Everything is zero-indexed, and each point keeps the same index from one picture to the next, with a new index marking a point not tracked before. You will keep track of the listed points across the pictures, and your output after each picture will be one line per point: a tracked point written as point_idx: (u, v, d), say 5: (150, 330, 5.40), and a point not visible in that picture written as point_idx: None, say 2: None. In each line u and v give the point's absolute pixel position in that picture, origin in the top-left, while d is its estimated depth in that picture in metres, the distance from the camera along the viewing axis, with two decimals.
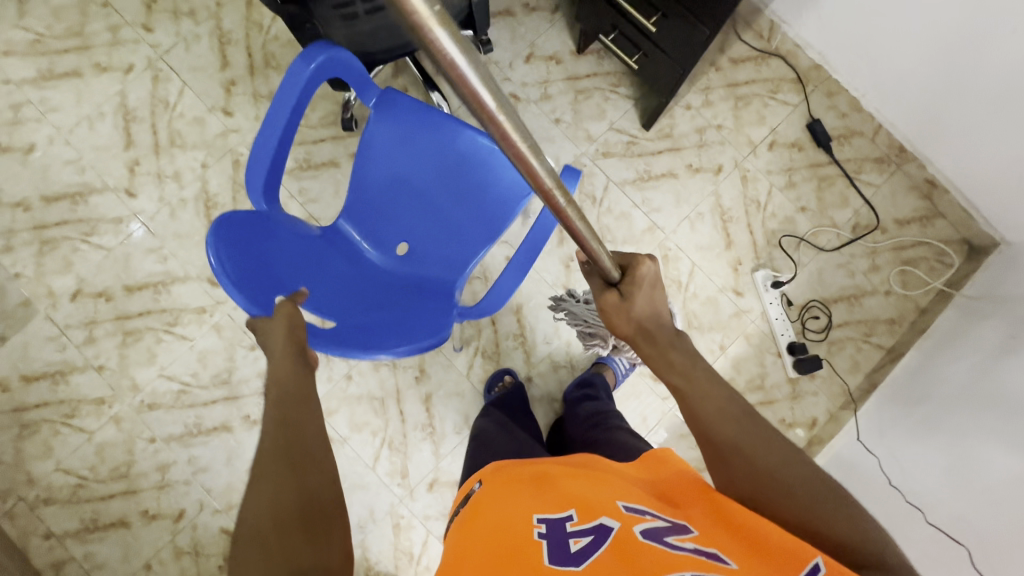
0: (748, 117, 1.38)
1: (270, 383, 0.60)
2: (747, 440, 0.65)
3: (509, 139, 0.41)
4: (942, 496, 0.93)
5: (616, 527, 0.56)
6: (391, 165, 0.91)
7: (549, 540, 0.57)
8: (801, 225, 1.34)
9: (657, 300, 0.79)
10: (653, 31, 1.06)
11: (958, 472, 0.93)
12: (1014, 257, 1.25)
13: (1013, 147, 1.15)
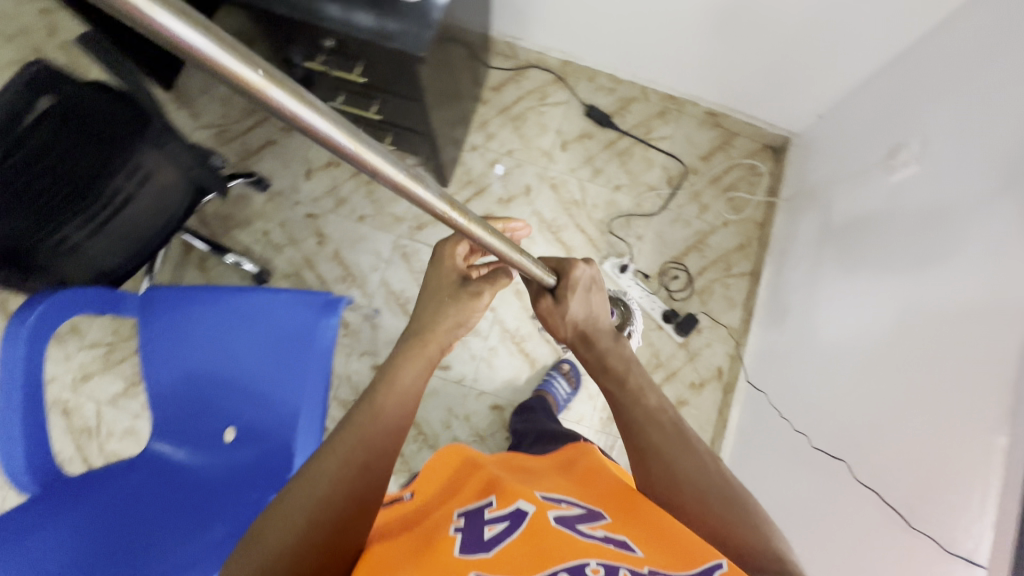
0: (532, 131, 1.42)
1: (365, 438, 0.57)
2: (670, 452, 0.66)
3: (382, 176, 0.37)
4: (808, 405, 0.92)
5: (531, 513, 0.55)
6: (178, 362, 0.87)
7: (465, 530, 0.54)
8: (623, 202, 1.38)
9: (593, 302, 0.79)
10: (381, 116, 1.06)
11: (814, 376, 0.95)
12: (804, 146, 1.33)
13: (748, 61, 1.23)
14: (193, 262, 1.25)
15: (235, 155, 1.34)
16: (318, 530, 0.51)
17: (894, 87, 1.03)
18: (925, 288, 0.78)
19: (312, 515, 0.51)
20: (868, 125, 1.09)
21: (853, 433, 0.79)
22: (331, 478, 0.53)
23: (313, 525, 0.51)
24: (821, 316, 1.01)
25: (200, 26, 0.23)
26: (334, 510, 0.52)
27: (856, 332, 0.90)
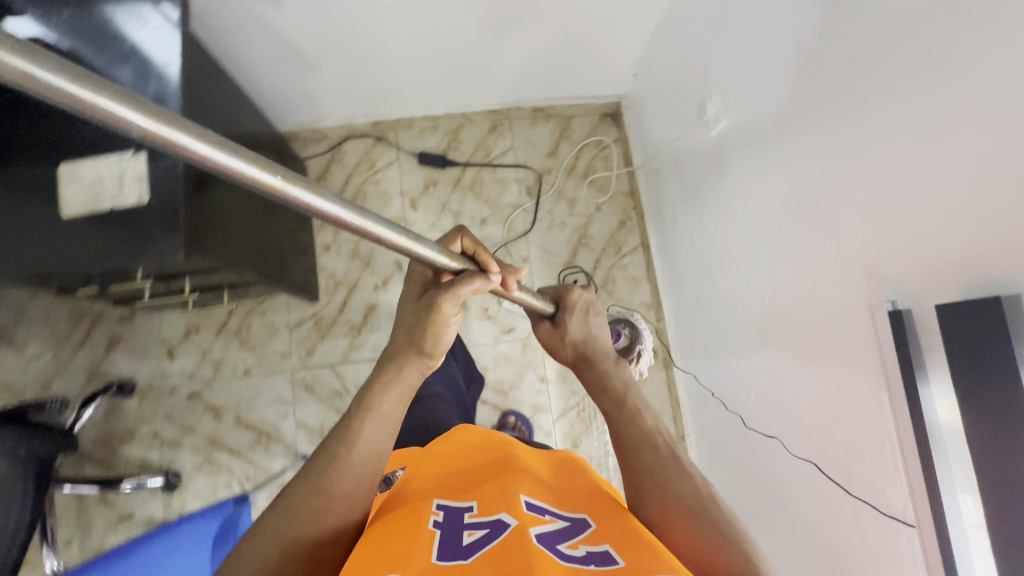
0: (377, 202, 1.34)
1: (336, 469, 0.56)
2: (662, 468, 0.58)
3: (322, 212, 0.39)
4: (730, 383, 0.93)
5: (513, 522, 0.49)
6: None
7: (444, 530, 0.51)
8: (494, 232, 1.34)
9: (594, 326, 0.76)
10: (198, 288, 0.97)
11: (726, 351, 0.95)
12: (636, 106, 1.31)
13: (543, 55, 1.18)
14: (92, 503, 1.13)
15: (85, 367, 1.17)
16: (296, 560, 0.51)
17: (679, 34, 1.02)
18: (774, 245, 0.79)
19: (286, 548, 0.50)
20: (676, 76, 1.07)
21: (774, 407, 0.80)
22: (309, 513, 0.52)
23: (288, 558, 0.50)
24: (711, 280, 1.01)
25: (125, 101, 0.27)
26: (307, 542, 0.51)
27: (741, 297, 0.90)
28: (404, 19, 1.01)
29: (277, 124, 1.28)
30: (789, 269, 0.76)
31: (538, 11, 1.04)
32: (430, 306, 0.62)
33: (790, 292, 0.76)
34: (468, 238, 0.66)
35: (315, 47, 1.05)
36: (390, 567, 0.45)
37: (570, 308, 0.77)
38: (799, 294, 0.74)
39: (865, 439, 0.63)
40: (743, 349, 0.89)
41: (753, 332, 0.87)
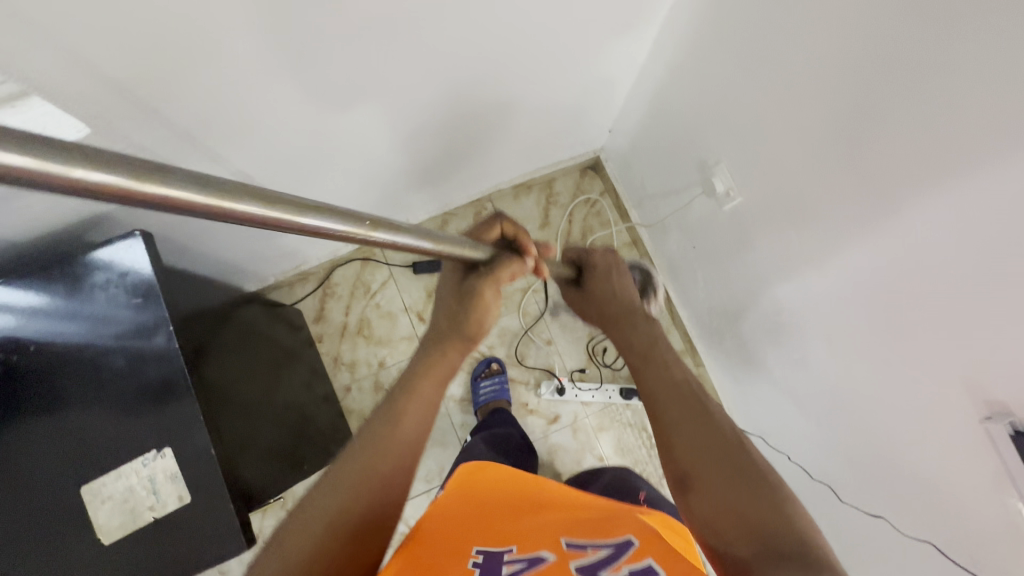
0: (384, 326, 1.28)
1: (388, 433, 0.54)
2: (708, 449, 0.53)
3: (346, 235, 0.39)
4: (811, 450, 0.91)
5: (550, 559, 0.44)
6: None
7: (484, 569, 0.45)
8: (510, 322, 1.28)
9: (624, 278, 0.78)
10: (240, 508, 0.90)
11: (797, 417, 0.93)
12: (619, 159, 1.26)
13: (519, 141, 1.12)
14: None
15: None
16: (339, 538, 0.47)
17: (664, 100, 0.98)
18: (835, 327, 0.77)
19: (332, 522, 0.47)
20: (664, 140, 1.02)
21: (872, 482, 0.78)
22: (370, 480, 0.51)
23: (333, 537, 0.46)
24: (758, 341, 0.98)
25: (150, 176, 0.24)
26: (358, 515, 0.49)
27: (802, 368, 0.88)
28: (378, 159, 0.94)
29: (262, 279, 1.20)
30: (857, 351, 0.74)
31: (512, 110, 0.99)
32: (472, 296, 0.61)
33: (867, 375, 0.74)
34: (508, 223, 0.66)
35: None
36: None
37: (593, 268, 0.79)
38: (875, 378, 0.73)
39: (998, 534, 0.62)
40: (819, 417, 0.86)
41: (824, 403, 0.85)
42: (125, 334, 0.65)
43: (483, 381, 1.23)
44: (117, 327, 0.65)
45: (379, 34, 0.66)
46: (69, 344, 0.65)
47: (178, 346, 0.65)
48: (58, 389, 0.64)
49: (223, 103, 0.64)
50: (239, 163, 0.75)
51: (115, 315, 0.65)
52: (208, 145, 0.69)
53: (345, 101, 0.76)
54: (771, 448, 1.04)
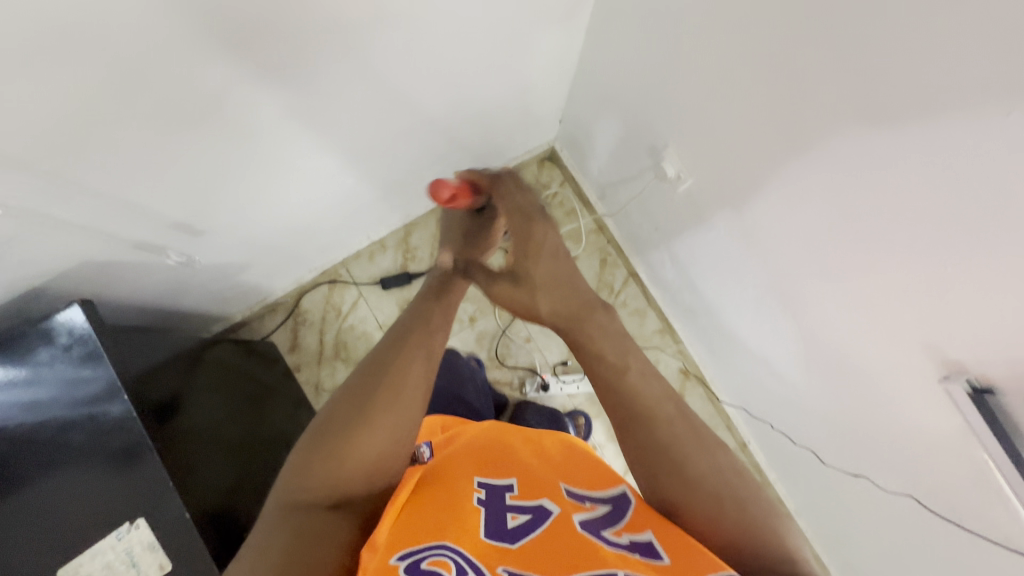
0: (361, 346, 1.26)
1: (423, 341, 0.58)
2: (693, 464, 0.51)
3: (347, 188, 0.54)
4: (796, 419, 0.92)
5: (555, 511, 0.47)
6: None
7: (488, 508, 0.48)
8: (487, 325, 1.27)
9: None
10: None
11: (776, 387, 0.94)
12: (573, 148, 1.25)
13: (469, 146, 1.10)
14: None
15: None
16: (377, 431, 0.52)
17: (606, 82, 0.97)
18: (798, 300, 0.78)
19: (371, 418, 0.52)
20: (611, 129, 1.01)
21: (858, 445, 0.80)
22: (404, 385, 0.55)
23: (371, 429, 0.51)
24: (729, 316, 0.99)
25: None
26: (400, 423, 0.53)
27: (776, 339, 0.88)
28: (326, 182, 0.93)
29: (228, 317, 1.18)
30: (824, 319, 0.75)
31: (454, 118, 0.97)
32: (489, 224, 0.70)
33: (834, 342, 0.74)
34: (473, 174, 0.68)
35: (249, 252, 0.95)
36: (443, 536, 0.45)
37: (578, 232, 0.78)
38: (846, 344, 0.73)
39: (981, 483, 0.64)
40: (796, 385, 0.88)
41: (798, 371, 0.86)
42: (81, 403, 0.63)
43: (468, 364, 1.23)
44: (70, 399, 0.63)
45: (298, 67, 0.64)
46: (23, 427, 0.63)
47: (134, 409, 0.63)
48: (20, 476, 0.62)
49: (144, 166, 0.62)
50: (176, 217, 0.72)
51: (67, 388, 0.63)
52: (135, 207, 0.66)
53: (277, 137, 0.74)
54: (757, 420, 1.06)
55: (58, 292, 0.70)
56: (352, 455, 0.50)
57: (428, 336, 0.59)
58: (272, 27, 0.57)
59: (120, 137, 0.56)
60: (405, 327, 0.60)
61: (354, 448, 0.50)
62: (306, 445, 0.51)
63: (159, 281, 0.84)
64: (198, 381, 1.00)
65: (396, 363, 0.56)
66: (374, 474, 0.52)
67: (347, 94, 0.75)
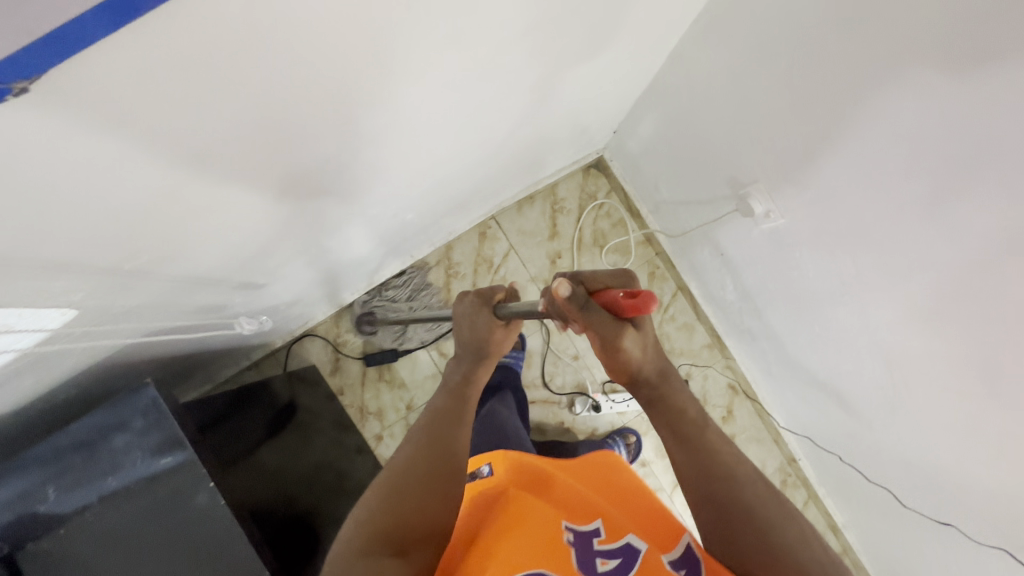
0: (405, 368, 1.23)
1: (445, 411, 0.63)
2: (778, 539, 0.47)
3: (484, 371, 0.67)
4: (875, 453, 0.93)
5: (642, 553, 0.53)
6: None
7: (578, 549, 0.54)
8: (535, 343, 1.24)
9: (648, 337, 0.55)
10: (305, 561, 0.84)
11: (850, 423, 0.95)
12: (623, 159, 1.21)
13: (522, 162, 1.04)
14: None
15: None
16: (413, 478, 0.55)
17: (682, 106, 0.93)
18: (894, 342, 0.78)
19: (410, 467, 0.56)
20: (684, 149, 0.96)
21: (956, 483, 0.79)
22: (440, 438, 0.59)
23: (412, 468, 0.56)
24: (801, 343, 0.97)
25: None
26: (443, 471, 0.57)
27: (858, 378, 0.88)
28: (386, 216, 0.88)
29: (268, 344, 1.14)
30: (925, 360, 0.75)
31: (516, 140, 0.92)
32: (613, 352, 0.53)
33: (934, 385, 0.76)
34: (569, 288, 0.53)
35: (304, 289, 0.91)
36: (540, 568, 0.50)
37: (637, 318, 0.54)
38: (946, 390, 0.75)
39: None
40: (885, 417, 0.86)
41: (881, 410, 0.87)
42: (144, 475, 0.59)
43: None
44: (139, 475, 0.59)
45: (393, 117, 0.60)
46: (99, 514, 0.59)
47: (198, 479, 0.60)
48: (80, 556, 0.59)
49: (222, 238, 0.57)
50: (242, 278, 0.68)
51: (133, 463, 0.59)
52: (207, 275, 0.60)
53: (351, 187, 0.70)
54: (820, 448, 1.07)
55: (119, 363, 0.64)
56: (400, 517, 0.52)
57: (455, 410, 0.63)
58: (388, 81, 0.52)
59: (210, 216, 0.51)
60: (449, 404, 0.64)
61: (393, 496, 0.53)
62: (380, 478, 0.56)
63: (224, 337, 0.81)
64: (240, 410, 0.96)
65: (424, 435, 0.60)
66: (428, 527, 0.54)
67: (426, 136, 0.70)
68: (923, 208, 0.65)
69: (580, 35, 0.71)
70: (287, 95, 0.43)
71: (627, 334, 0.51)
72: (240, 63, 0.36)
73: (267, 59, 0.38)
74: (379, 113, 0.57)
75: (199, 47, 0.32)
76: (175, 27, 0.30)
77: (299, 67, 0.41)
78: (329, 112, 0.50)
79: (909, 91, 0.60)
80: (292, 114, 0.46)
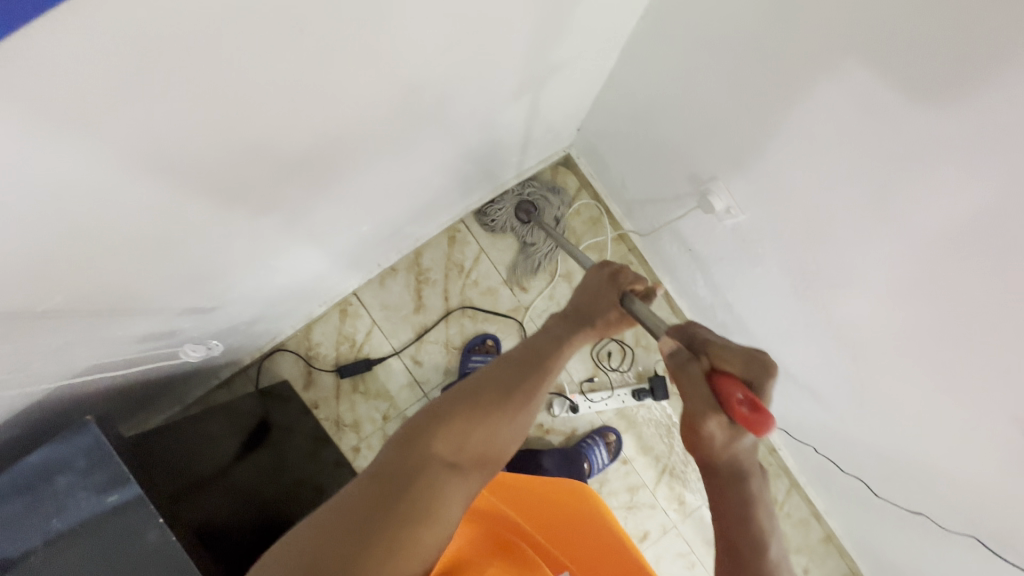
0: (380, 376, 1.21)
1: (539, 346, 0.65)
2: None
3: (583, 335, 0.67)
4: (848, 445, 0.93)
5: None
6: None
7: None
8: (510, 346, 1.24)
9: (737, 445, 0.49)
10: None
11: (821, 416, 0.95)
12: (589, 156, 1.20)
13: (482, 166, 1.03)
14: None
15: None
16: (487, 396, 0.60)
17: (640, 103, 0.92)
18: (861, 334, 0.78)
19: (489, 385, 0.61)
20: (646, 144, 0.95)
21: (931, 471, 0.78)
22: (525, 364, 0.63)
23: (486, 387, 0.60)
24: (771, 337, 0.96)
25: None
26: (515, 399, 0.60)
27: (827, 370, 0.87)
28: (342, 230, 0.86)
29: (237, 362, 1.12)
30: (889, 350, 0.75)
31: (471, 144, 0.90)
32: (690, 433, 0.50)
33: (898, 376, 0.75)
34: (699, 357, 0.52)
35: (264, 307, 0.89)
36: None
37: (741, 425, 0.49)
38: (913, 379, 0.74)
39: None
40: (858, 406, 0.86)
41: (852, 401, 0.87)
42: (96, 513, 0.57)
43: (477, 356, 1.21)
44: (90, 514, 0.57)
45: (328, 136, 0.58)
46: (46, 557, 0.57)
47: (151, 513, 0.58)
48: None
49: (152, 269, 0.55)
50: (186, 304, 0.65)
51: (83, 501, 0.57)
52: (143, 306, 0.58)
53: (296, 207, 0.68)
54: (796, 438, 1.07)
55: (64, 401, 0.62)
56: (461, 431, 0.57)
57: (558, 345, 0.65)
58: (311, 103, 0.50)
59: (132, 249, 0.49)
60: (546, 342, 0.65)
61: (461, 407, 0.59)
62: (458, 395, 0.60)
63: (171, 368, 0.79)
64: (206, 432, 0.94)
65: (512, 361, 0.63)
66: (478, 452, 0.59)
67: (370, 150, 0.68)
68: (878, 203, 0.64)
69: (522, 40, 0.68)
70: (190, 127, 0.41)
71: (711, 418, 0.47)
72: (118, 101, 0.34)
73: (155, 93, 0.35)
74: (307, 135, 0.55)
75: (63, 87, 0.30)
76: (26, 75, 0.28)
77: (196, 101, 0.39)
78: (254, 135, 0.48)
79: (857, 86, 0.59)
80: (203, 143, 0.44)
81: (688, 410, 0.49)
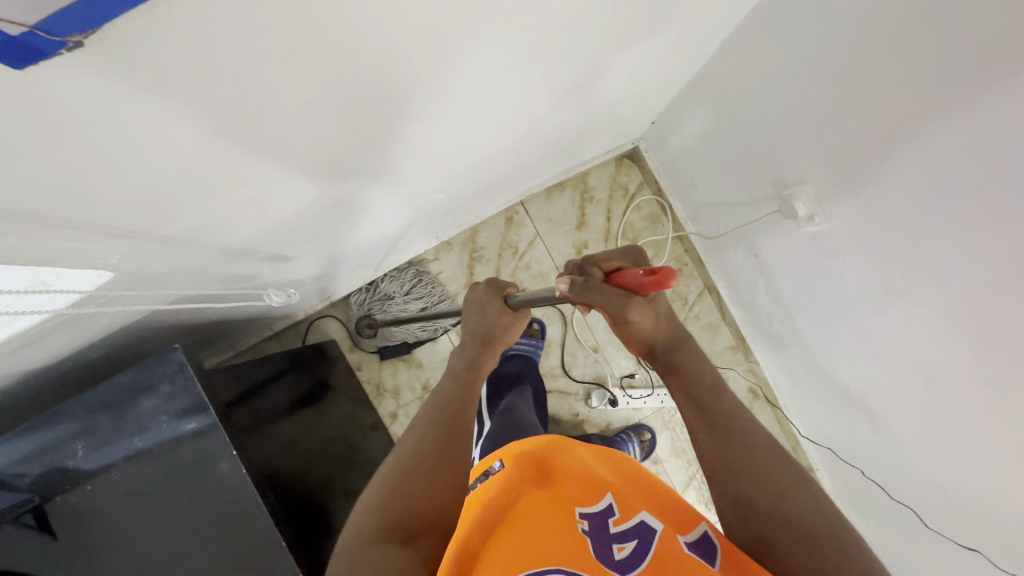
0: (424, 347, 1.23)
1: (446, 398, 0.59)
2: None
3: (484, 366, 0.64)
4: (901, 473, 0.90)
5: (658, 533, 0.51)
6: None
7: (594, 538, 0.53)
8: (555, 332, 1.23)
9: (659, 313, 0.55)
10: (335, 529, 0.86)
11: (876, 438, 0.93)
12: (659, 152, 1.18)
13: (555, 149, 1.02)
14: None
15: None
16: (421, 464, 0.53)
17: (730, 101, 0.90)
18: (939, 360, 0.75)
19: (414, 454, 0.54)
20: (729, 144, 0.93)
21: (992, 510, 0.76)
22: (446, 416, 0.57)
23: (415, 456, 0.53)
24: (833, 353, 0.94)
25: None
26: (451, 455, 0.54)
27: (891, 393, 0.85)
28: (420, 195, 0.87)
29: (290, 316, 1.15)
30: (960, 381, 0.72)
31: (552, 125, 0.89)
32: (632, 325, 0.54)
33: (965, 411, 0.73)
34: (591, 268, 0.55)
35: (332, 264, 0.91)
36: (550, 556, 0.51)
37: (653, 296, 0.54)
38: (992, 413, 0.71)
39: None
40: (918, 433, 0.84)
41: (912, 428, 0.84)
42: (175, 439, 0.60)
43: None
44: (168, 440, 0.60)
45: (435, 101, 0.58)
46: (126, 473, 0.60)
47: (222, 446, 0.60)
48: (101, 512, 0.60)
49: (256, 211, 0.56)
50: (272, 250, 0.67)
51: (162, 425, 0.60)
52: (238, 246, 0.60)
53: (386, 169, 0.69)
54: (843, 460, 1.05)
55: (151, 328, 0.64)
56: (406, 503, 0.50)
57: (465, 397, 0.60)
58: (434, 66, 0.50)
59: (247, 188, 0.50)
60: (454, 393, 0.60)
61: (402, 485, 0.51)
62: (389, 476, 0.52)
63: (243, 311, 0.81)
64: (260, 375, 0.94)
65: (428, 424, 0.57)
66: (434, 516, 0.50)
67: (466, 119, 0.68)
68: None
69: (630, 24, 0.67)
70: (327, 76, 0.41)
71: (637, 302, 0.51)
72: (287, 44, 0.34)
73: (316, 40, 0.36)
74: (419, 96, 0.55)
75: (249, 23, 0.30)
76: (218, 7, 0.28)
77: (345, 52, 0.39)
78: (376, 93, 0.48)
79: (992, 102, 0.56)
80: (337, 94, 0.44)
81: (612, 308, 0.52)
